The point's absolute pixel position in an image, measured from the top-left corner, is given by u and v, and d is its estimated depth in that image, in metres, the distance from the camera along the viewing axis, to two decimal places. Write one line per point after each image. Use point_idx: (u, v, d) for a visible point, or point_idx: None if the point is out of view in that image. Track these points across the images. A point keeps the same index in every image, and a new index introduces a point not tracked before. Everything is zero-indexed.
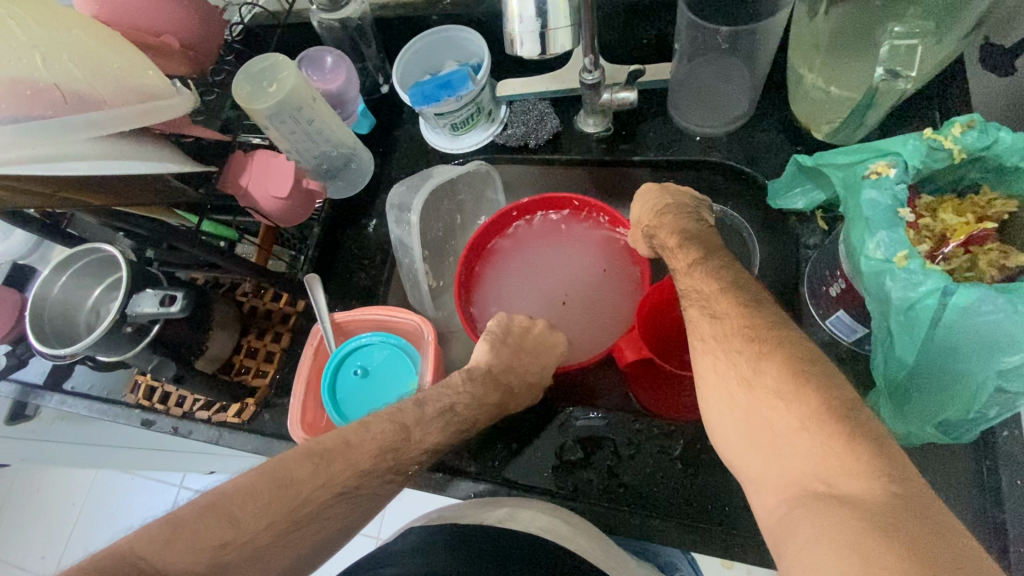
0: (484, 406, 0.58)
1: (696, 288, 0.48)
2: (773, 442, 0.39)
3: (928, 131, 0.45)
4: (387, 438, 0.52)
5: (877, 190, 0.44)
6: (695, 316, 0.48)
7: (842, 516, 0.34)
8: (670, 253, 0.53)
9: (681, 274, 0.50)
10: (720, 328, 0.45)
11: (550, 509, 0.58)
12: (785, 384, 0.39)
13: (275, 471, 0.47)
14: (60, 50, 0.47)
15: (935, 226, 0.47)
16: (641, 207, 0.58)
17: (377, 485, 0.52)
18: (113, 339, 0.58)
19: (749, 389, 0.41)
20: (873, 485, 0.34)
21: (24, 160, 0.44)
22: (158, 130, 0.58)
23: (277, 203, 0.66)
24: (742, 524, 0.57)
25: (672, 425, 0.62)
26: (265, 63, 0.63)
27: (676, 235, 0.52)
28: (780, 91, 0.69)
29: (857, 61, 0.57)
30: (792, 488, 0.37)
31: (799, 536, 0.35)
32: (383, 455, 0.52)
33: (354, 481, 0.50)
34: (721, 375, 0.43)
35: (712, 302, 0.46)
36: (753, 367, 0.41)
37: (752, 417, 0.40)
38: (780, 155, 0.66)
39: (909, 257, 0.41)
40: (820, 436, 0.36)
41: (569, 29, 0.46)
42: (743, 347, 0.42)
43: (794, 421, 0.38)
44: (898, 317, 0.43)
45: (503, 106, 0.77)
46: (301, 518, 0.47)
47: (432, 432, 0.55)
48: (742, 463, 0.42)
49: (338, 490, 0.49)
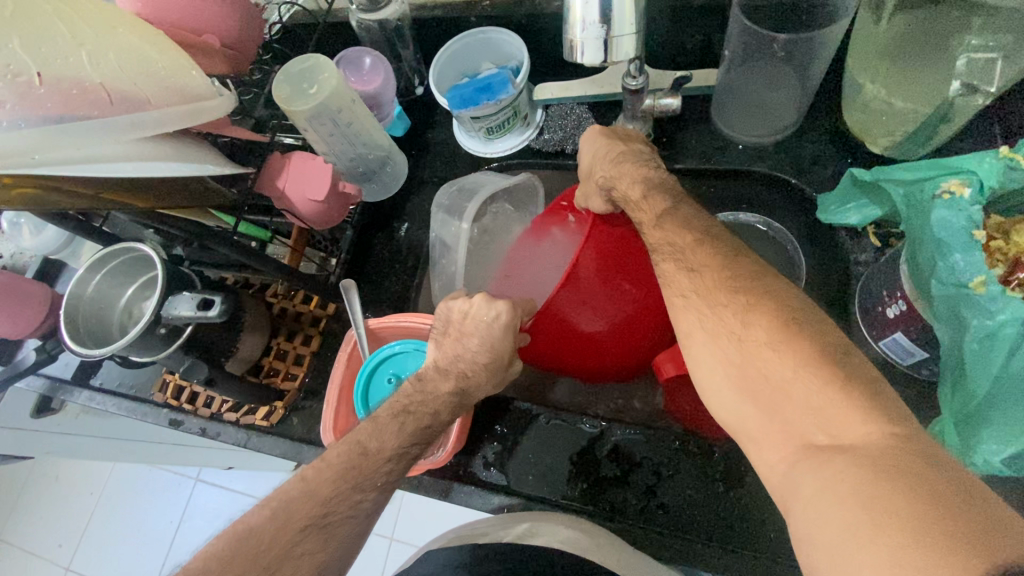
0: (441, 402, 0.52)
1: (668, 242, 0.46)
2: (771, 397, 0.38)
3: (1006, 149, 0.43)
4: (341, 462, 0.48)
5: (950, 210, 0.43)
6: (671, 270, 0.46)
7: (844, 466, 0.33)
8: (633, 206, 0.50)
9: (650, 226, 0.48)
10: (699, 281, 0.43)
11: (568, 522, 0.57)
12: (777, 332, 0.38)
13: (238, 528, 0.45)
14: (106, 50, 0.46)
15: (1010, 248, 0.44)
16: (591, 154, 0.55)
17: (375, 508, 0.49)
18: (147, 340, 0.57)
19: (739, 344, 0.40)
20: (870, 429, 0.34)
21: (73, 160, 0.43)
22: (196, 130, 0.56)
23: (313, 206, 0.64)
24: (783, 551, 0.54)
25: (712, 443, 0.59)
26: (306, 63, 0.62)
27: (639, 184, 0.50)
28: (831, 99, 0.66)
29: (925, 74, 0.54)
30: (794, 443, 0.36)
31: (802, 492, 0.35)
32: (345, 477, 0.47)
33: (318, 510, 0.46)
34: (708, 328, 0.42)
35: (690, 254, 0.44)
36: (742, 321, 0.40)
37: (744, 368, 0.39)
38: (830, 167, 0.64)
39: (987, 283, 0.40)
40: (817, 383, 0.36)
41: (634, 36, 0.43)
42: (729, 301, 0.41)
43: (787, 371, 0.37)
44: (972, 344, 0.41)
45: (539, 110, 0.76)
46: (270, 563, 0.44)
47: (389, 438, 0.49)
48: (737, 421, 0.40)
49: (305, 520, 0.45)
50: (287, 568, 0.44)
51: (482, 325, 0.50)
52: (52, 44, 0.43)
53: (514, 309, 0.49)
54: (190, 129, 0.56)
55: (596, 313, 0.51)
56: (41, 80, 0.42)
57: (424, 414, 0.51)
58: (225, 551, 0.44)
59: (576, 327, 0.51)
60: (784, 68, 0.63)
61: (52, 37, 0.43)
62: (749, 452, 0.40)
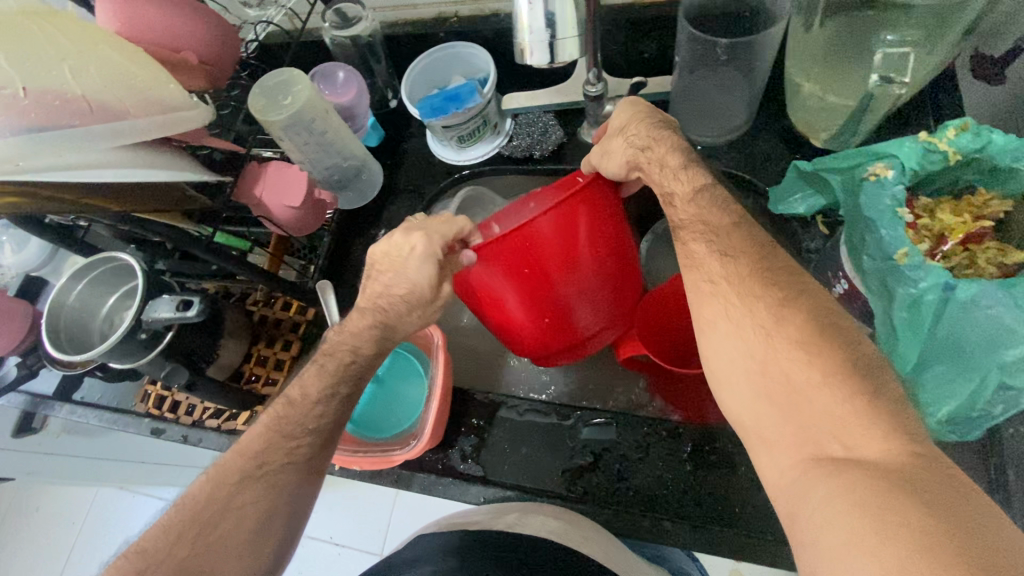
0: (361, 336, 0.51)
1: (701, 219, 0.48)
2: (792, 398, 0.40)
3: (925, 134, 0.47)
4: (270, 419, 0.50)
5: (878, 190, 0.47)
6: (701, 253, 0.47)
7: (858, 478, 0.35)
8: (670, 173, 0.49)
9: (684, 200, 0.48)
10: (731, 267, 0.45)
11: (555, 512, 0.59)
12: (809, 336, 0.41)
13: (190, 501, 0.48)
14: (87, 64, 0.49)
15: (934, 225, 0.48)
16: (626, 114, 0.53)
17: (314, 455, 0.50)
18: (127, 347, 0.58)
19: (768, 340, 0.42)
20: (890, 446, 0.36)
21: (52, 167, 0.45)
22: (178, 143, 0.59)
23: (288, 212, 0.68)
24: (754, 525, 0.57)
25: (679, 426, 0.62)
26: (281, 77, 0.65)
27: (676, 153, 0.49)
28: (777, 100, 0.71)
29: (853, 72, 0.58)
30: (806, 452, 0.38)
31: (810, 500, 0.36)
32: (275, 433, 0.50)
33: (251, 463, 0.49)
34: (736, 322, 0.44)
35: (722, 237, 0.46)
36: (776, 317, 0.42)
37: (768, 369, 0.41)
38: (781, 163, 0.68)
39: (909, 254, 0.43)
40: (845, 394, 0.38)
41: (576, 40, 0.46)
42: (763, 294, 0.44)
43: (816, 376, 0.39)
44: (902, 311, 0.45)
45: (508, 119, 0.80)
46: (212, 519, 0.47)
47: (310, 383, 0.51)
48: (754, 424, 0.42)
49: (240, 474, 0.48)
50: (228, 520, 0.47)
51: (399, 259, 0.48)
52: (33, 58, 0.46)
53: (431, 240, 0.47)
54: (172, 141, 0.58)
55: (559, 266, 0.48)
56: (25, 92, 0.44)
57: (343, 353, 0.51)
58: (169, 519, 0.47)
59: (531, 273, 0.47)
60: (734, 74, 0.66)
61: (37, 53, 0.46)
62: (757, 454, 0.42)
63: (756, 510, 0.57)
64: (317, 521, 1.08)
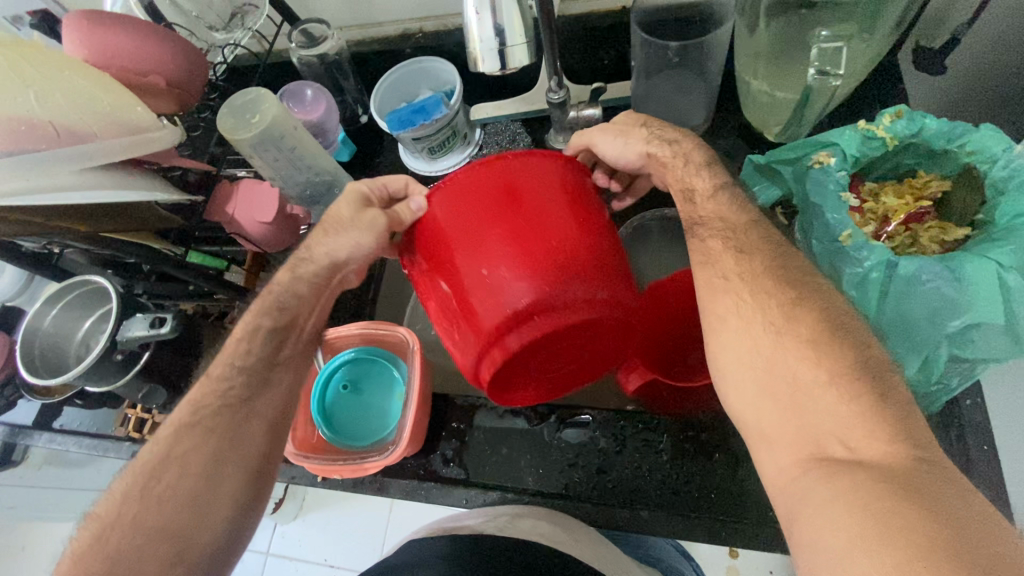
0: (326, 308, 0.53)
1: (719, 217, 0.49)
2: (795, 398, 0.40)
3: (863, 122, 0.49)
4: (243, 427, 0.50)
5: (824, 177, 0.49)
6: (719, 247, 0.48)
7: (858, 479, 0.36)
8: (677, 173, 0.51)
9: (706, 196, 0.50)
10: (748, 267, 0.46)
11: (545, 515, 0.60)
12: (820, 334, 0.41)
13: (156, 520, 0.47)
14: (53, 90, 0.50)
15: (879, 208, 0.51)
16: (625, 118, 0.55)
17: (256, 406, 0.51)
18: (103, 368, 0.59)
19: (777, 336, 0.42)
20: (894, 449, 0.37)
21: (19, 190, 0.46)
22: (147, 164, 0.60)
23: (261, 228, 0.70)
24: (734, 511, 0.58)
25: (654, 419, 0.63)
26: (249, 96, 0.67)
27: (701, 151, 0.52)
28: (732, 98, 0.73)
29: (798, 67, 0.61)
30: (807, 450, 0.39)
31: (808, 498, 0.37)
32: (252, 444, 0.50)
33: (188, 407, 0.50)
34: (744, 317, 0.44)
35: (740, 233, 0.48)
36: (787, 316, 0.43)
37: (773, 366, 0.42)
38: (739, 158, 0.71)
39: (853, 236, 0.46)
40: (849, 396, 0.39)
41: (525, 46, 0.48)
42: (775, 292, 0.44)
43: (821, 376, 0.40)
44: (852, 290, 0.47)
45: (478, 129, 0.82)
46: (151, 470, 0.48)
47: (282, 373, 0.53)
48: (750, 417, 0.43)
49: (178, 418, 0.50)
50: (170, 465, 0.48)
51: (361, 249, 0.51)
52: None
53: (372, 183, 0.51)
54: (142, 162, 0.59)
55: (548, 213, 0.41)
56: None
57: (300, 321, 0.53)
58: (119, 487, 0.47)
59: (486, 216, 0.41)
60: (688, 75, 0.68)
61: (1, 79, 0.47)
62: (756, 453, 0.42)
63: (736, 498, 0.58)
64: (309, 543, 1.07)
